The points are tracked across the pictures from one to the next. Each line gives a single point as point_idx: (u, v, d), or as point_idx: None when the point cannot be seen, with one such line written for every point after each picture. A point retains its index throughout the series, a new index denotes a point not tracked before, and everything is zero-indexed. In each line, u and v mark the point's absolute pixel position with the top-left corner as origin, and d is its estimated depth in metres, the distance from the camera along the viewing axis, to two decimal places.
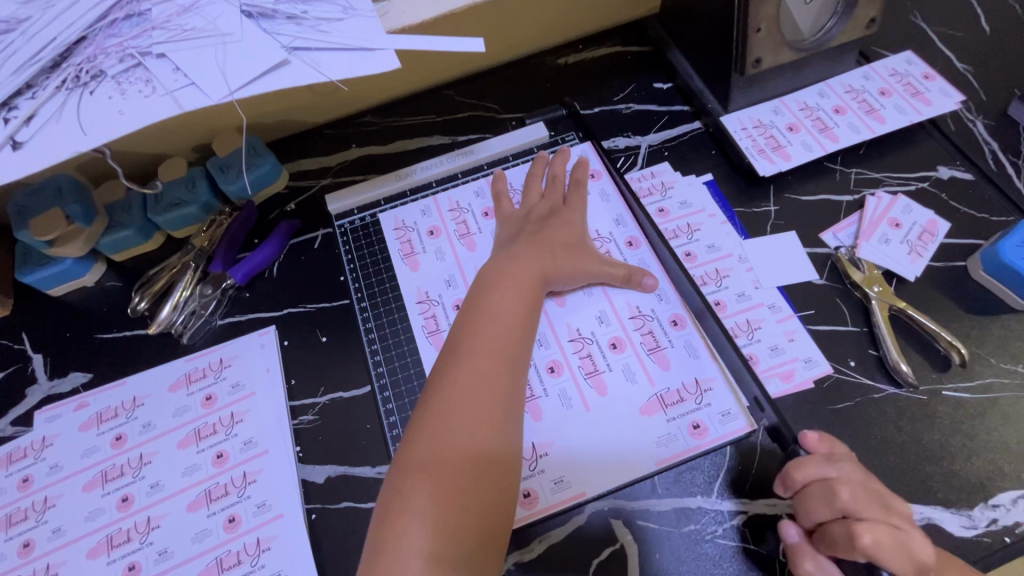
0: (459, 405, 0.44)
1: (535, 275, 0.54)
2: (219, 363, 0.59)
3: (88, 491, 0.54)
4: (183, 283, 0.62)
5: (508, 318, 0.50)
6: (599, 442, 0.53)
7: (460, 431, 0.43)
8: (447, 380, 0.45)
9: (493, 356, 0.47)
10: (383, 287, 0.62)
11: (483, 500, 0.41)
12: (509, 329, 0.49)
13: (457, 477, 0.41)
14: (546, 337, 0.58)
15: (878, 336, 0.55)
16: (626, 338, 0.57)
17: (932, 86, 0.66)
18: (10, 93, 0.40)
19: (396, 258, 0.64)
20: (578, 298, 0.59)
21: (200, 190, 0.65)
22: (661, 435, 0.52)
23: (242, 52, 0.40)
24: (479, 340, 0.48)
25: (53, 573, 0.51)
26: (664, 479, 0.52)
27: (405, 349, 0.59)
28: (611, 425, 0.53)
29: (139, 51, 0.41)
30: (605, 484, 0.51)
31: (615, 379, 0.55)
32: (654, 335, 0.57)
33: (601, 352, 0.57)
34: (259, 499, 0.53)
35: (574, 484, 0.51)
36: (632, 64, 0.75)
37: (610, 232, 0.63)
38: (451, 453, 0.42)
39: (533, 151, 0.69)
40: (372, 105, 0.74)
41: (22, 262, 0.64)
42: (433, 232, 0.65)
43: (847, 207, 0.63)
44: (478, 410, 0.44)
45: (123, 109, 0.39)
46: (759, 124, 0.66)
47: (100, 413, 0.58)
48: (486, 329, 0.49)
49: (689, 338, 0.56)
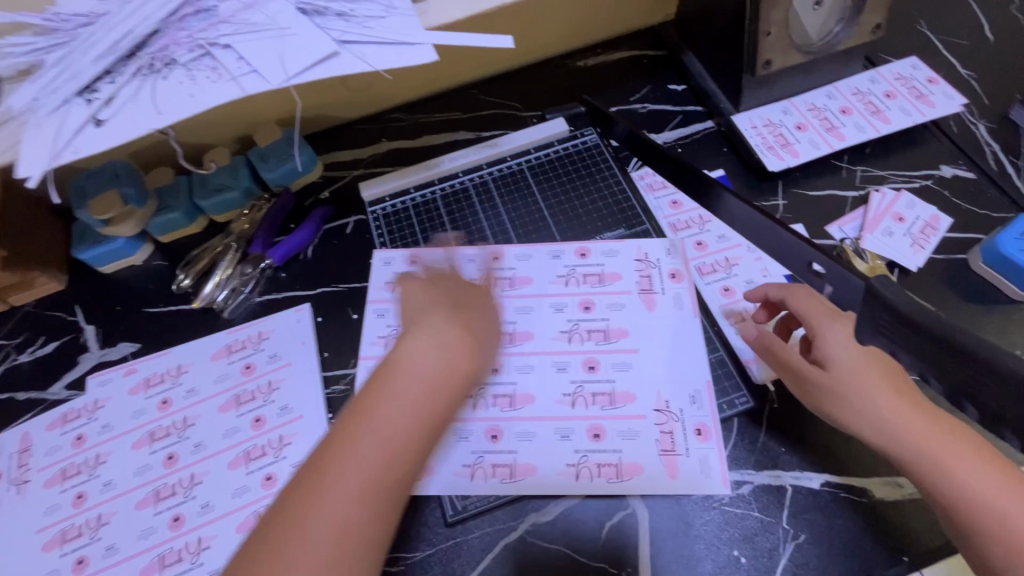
0: (367, 444, 0.40)
1: (479, 317, 0.50)
2: (258, 336, 0.64)
3: (136, 449, 0.59)
4: (225, 262, 0.67)
5: (441, 363, 0.45)
6: (574, 431, 0.55)
7: (356, 473, 0.39)
8: (360, 415, 0.42)
9: (416, 403, 0.42)
10: (371, 332, 0.62)
11: (355, 538, 0.38)
12: (444, 374, 0.44)
13: (336, 523, 0.38)
14: (557, 304, 0.62)
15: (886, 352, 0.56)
16: (595, 299, 0.62)
17: (936, 90, 0.69)
18: (92, 78, 0.45)
19: (403, 266, 0.66)
20: (543, 260, 0.65)
21: (242, 177, 0.70)
22: (637, 423, 0.55)
23: (298, 44, 0.45)
24: (409, 380, 0.43)
25: (104, 522, 0.55)
26: (652, 465, 0.53)
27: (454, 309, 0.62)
28: (587, 414, 0.56)
29: (208, 42, 0.45)
30: (570, 454, 0.54)
31: (615, 317, 0.60)
32: (589, 275, 0.63)
33: (577, 318, 0.61)
34: (294, 460, 0.57)
35: (551, 466, 0.54)
36: (649, 66, 0.79)
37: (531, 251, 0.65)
38: (338, 503, 0.38)
39: (554, 145, 0.73)
40: (401, 102, 0.79)
41: (78, 240, 0.69)
42: (417, 262, 0.66)
43: (852, 202, 0.66)
44: (381, 453, 0.40)
45: (193, 92, 0.43)
46: (769, 123, 0.69)
47: (148, 378, 0.62)
48: (418, 371, 0.44)
49: (680, 291, 0.61)
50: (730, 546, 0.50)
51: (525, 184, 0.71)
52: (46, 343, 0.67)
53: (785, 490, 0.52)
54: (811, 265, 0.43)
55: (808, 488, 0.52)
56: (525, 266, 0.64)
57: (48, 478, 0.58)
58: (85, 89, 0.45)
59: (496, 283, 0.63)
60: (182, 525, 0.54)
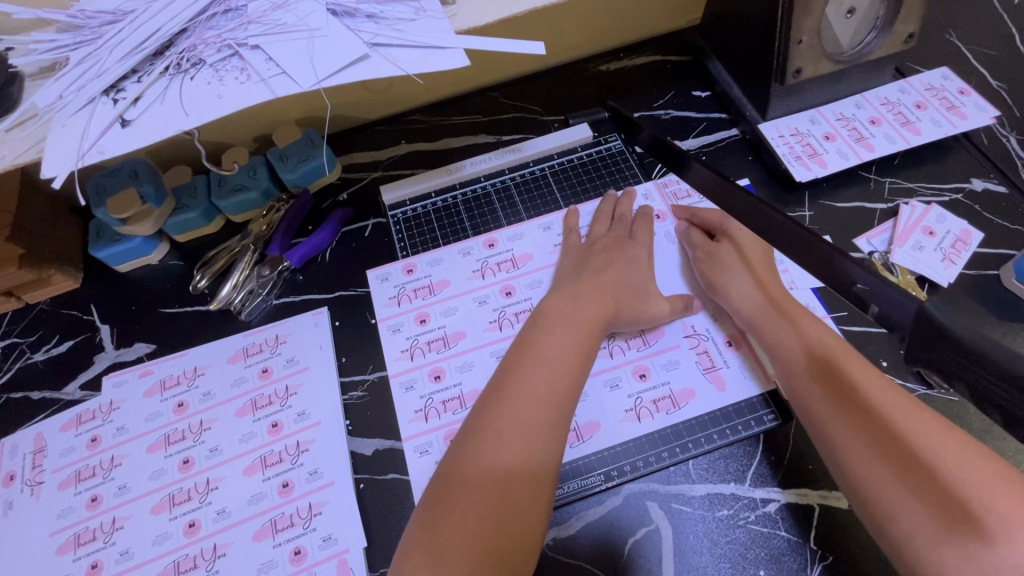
0: (495, 454, 0.46)
1: (603, 317, 0.55)
2: (275, 339, 0.63)
3: (151, 452, 0.58)
4: (242, 265, 0.66)
5: (558, 363, 0.51)
6: (620, 378, 0.57)
7: (485, 480, 0.45)
8: (479, 433, 0.48)
9: (532, 405, 0.48)
10: (393, 349, 0.61)
11: (500, 529, 0.44)
12: (560, 374, 0.50)
13: (483, 525, 0.44)
14: (527, 284, 0.63)
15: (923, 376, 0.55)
16: (515, 283, 0.64)
17: (967, 101, 0.68)
18: (117, 77, 0.44)
19: (405, 284, 0.65)
20: (536, 234, 0.67)
21: (261, 177, 0.69)
22: (675, 354, 0.58)
23: (328, 46, 0.44)
24: (526, 384, 0.49)
25: (119, 526, 0.55)
26: (701, 387, 0.56)
27: (473, 303, 0.63)
28: (627, 359, 0.58)
29: (236, 42, 0.45)
30: (625, 400, 0.56)
31: (539, 293, 0.63)
32: (506, 263, 0.65)
33: (515, 298, 0.63)
34: (311, 466, 0.56)
35: (612, 415, 0.56)
36: (672, 72, 0.78)
37: (507, 249, 0.66)
38: (475, 494, 0.45)
39: (577, 150, 0.72)
40: (421, 105, 0.78)
41: (95, 238, 0.68)
42: (414, 269, 0.66)
43: (881, 214, 0.65)
44: (527, 457, 0.46)
45: (221, 93, 0.43)
46: (797, 132, 0.68)
47: (163, 381, 0.62)
48: (535, 373, 0.50)
49: (667, 228, 0.66)
50: (757, 565, 0.49)
51: (548, 190, 0.70)
52: (60, 342, 0.66)
53: (812, 509, 0.51)
54: (852, 284, 0.41)
55: (836, 508, 0.51)
56: (522, 244, 0.66)
57: (62, 480, 0.57)
58: (110, 88, 0.44)
59: (499, 266, 0.65)
60: (198, 531, 0.54)
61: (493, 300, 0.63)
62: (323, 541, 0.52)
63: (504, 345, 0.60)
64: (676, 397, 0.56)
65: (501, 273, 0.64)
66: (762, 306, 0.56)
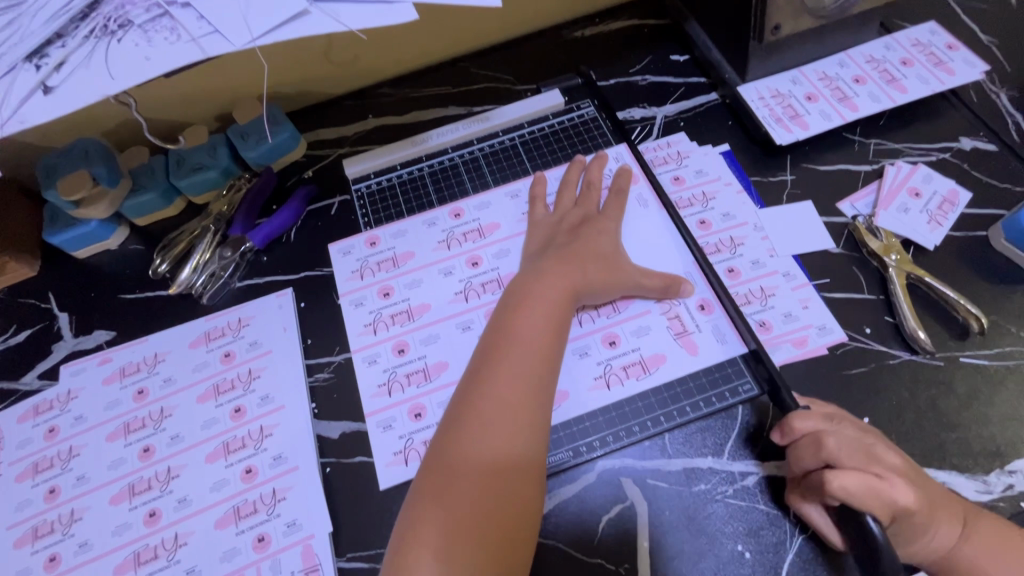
0: (479, 440, 0.44)
1: (570, 288, 0.53)
2: (238, 323, 0.61)
3: (111, 441, 0.56)
4: (203, 245, 0.63)
5: (534, 340, 0.49)
6: (589, 346, 0.55)
7: (469, 465, 0.43)
8: (465, 422, 0.45)
9: (512, 385, 0.46)
10: (356, 323, 0.59)
11: (495, 518, 0.42)
12: (535, 351, 0.48)
13: (474, 514, 0.42)
14: (493, 254, 0.61)
15: (906, 331, 0.53)
16: (481, 254, 0.61)
17: (955, 56, 0.65)
18: (40, 42, 0.41)
19: (367, 257, 0.63)
20: (503, 202, 0.64)
21: (220, 156, 0.66)
22: (646, 319, 0.56)
23: (265, 2, 0.41)
24: (504, 365, 0.47)
25: (77, 518, 0.53)
26: (672, 351, 0.54)
27: (436, 276, 0.60)
28: (597, 326, 0.56)
29: (166, 1, 0.41)
30: (594, 367, 0.54)
31: (504, 264, 0.60)
32: (470, 235, 0.62)
33: (479, 268, 0.60)
34: (275, 451, 0.54)
35: (581, 384, 0.54)
36: (649, 36, 0.75)
37: (474, 218, 0.63)
38: (464, 484, 0.43)
39: (549, 118, 0.69)
40: (389, 77, 0.75)
41: (49, 223, 0.65)
42: (377, 242, 0.63)
43: (865, 176, 0.62)
44: (513, 439, 0.44)
45: (150, 56, 0.40)
46: (777, 94, 0.65)
47: (123, 368, 0.60)
48: (512, 353, 0.48)
49: (641, 191, 0.63)
50: (735, 540, 0.48)
51: (518, 160, 0.67)
52: (18, 331, 0.64)
53: None
54: None
55: None
56: (489, 213, 0.64)
57: (19, 473, 0.56)
58: (33, 53, 0.41)
59: (465, 236, 0.62)
60: (158, 521, 0.52)
61: (459, 271, 0.60)
62: (287, 528, 0.51)
63: (469, 316, 0.58)
64: (648, 360, 0.54)
65: (467, 243, 0.62)
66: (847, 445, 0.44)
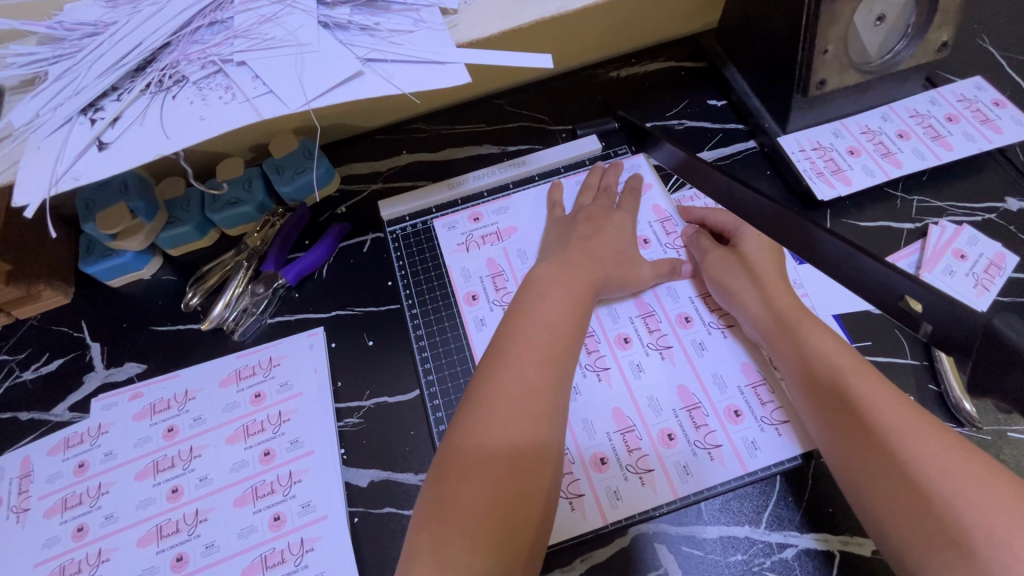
0: (498, 432, 0.43)
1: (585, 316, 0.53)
2: (269, 362, 0.60)
3: (140, 480, 0.56)
4: (236, 280, 0.63)
5: (555, 325, 0.50)
6: (621, 328, 0.59)
7: (483, 465, 0.42)
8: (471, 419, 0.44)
9: (534, 370, 0.47)
10: (396, 378, 0.59)
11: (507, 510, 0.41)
12: (558, 336, 0.49)
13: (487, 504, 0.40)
14: (518, 258, 0.65)
15: (950, 402, 0.52)
16: (507, 247, 0.66)
17: (1003, 113, 0.63)
18: (96, 95, 0.41)
19: (470, 327, 0.61)
20: (529, 237, 0.66)
21: (256, 190, 0.66)
22: (677, 301, 0.61)
23: (319, 62, 0.41)
24: (525, 347, 0.48)
25: (104, 559, 0.53)
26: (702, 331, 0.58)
27: (472, 279, 0.64)
28: (621, 320, 0.60)
29: (221, 58, 0.42)
30: (639, 349, 0.58)
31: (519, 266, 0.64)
32: (489, 232, 0.67)
33: (507, 266, 0.64)
34: (304, 499, 0.54)
35: (621, 371, 0.57)
36: (686, 79, 0.74)
37: (493, 218, 0.67)
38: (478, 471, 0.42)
39: (586, 163, 0.70)
40: (422, 113, 0.75)
41: (85, 253, 0.66)
42: (477, 297, 0.63)
43: (908, 235, 0.61)
44: (525, 440, 0.43)
45: (205, 115, 0.40)
46: (819, 146, 0.64)
47: (153, 404, 0.59)
48: (534, 335, 0.49)
49: (653, 196, 0.67)
50: None
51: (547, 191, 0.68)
52: (50, 361, 0.64)
53: (833, 557, 0.48)
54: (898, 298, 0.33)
55: (859, 556, 0.47)
56: (506, 218, 0.67)
57: (48, 508, 0.56)
58: (88, 106, 0.41)
59: (483, 240, 0.66)
60: (185, 566, 0.52)
61: (484, 273, 0.64)
62: None
63: (484, 312, 0.62)
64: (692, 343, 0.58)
65: (486, 245, 0.66)
66: (775, 318, 0.53)
